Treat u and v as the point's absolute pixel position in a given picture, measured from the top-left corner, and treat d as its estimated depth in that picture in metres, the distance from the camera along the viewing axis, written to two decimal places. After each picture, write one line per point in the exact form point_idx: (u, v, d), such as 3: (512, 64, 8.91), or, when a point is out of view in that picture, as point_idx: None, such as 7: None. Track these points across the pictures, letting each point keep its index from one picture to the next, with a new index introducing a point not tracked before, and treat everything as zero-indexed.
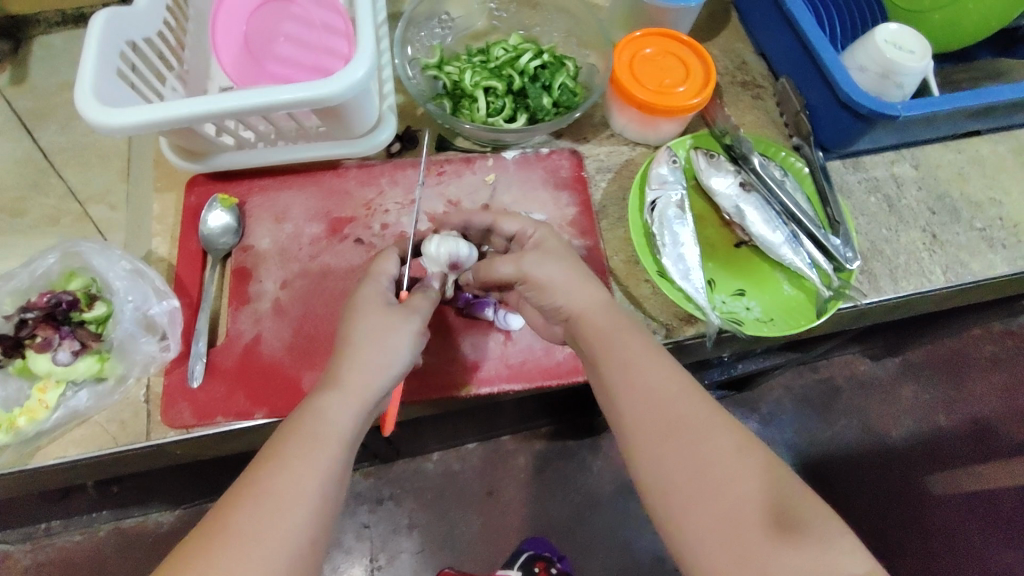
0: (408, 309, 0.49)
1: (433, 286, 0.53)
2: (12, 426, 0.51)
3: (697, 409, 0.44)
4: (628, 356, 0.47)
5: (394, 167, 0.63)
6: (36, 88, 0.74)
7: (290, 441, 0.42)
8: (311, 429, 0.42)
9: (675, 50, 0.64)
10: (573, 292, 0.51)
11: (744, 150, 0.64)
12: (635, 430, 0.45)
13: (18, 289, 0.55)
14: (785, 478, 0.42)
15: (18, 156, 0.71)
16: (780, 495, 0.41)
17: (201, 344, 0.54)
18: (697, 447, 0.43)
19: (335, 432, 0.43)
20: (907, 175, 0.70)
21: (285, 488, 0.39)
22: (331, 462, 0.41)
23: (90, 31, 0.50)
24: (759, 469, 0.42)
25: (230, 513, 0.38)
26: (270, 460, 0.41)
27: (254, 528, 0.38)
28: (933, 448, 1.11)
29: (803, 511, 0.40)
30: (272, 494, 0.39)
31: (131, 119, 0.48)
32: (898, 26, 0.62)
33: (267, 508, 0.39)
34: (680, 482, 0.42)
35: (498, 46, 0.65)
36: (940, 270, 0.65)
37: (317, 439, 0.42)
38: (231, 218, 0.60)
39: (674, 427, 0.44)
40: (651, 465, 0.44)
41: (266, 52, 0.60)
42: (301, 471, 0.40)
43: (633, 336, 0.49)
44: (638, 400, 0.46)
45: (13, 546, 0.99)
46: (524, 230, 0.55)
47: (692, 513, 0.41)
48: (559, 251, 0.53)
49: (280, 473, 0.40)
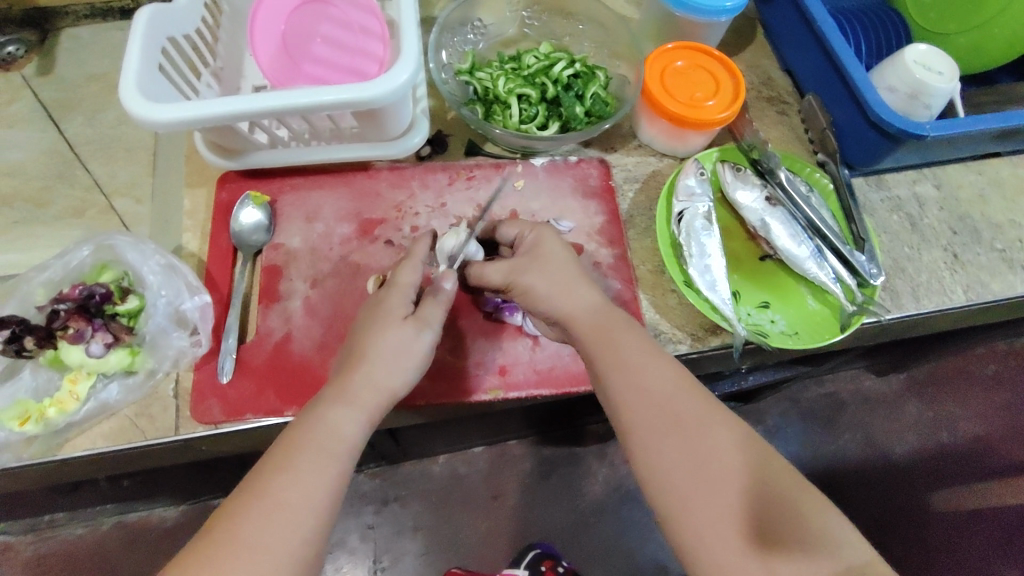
0: (419, 323, 0.49)
1: (445, 290, 0.50)
2: (41, 416, 0.50)
3: (697, 406, 0.45)
4: (626, 354, 0.48)
5: (424, 170, 0.64)
6: (64, 80, 0.74)
7: (272, 471, 0.42)
8: (297, 459, 0.42)
9: (704, 63, 0.64)
10: (582, 301, 0.51)
11: (771, 165, 0.65)
12: (636, 427, 0.45)
13: (51, 280, 0.55)
14: (780, 471, 0.43)
15: (45, 147, 0.71)
16: (777, 490, 0.42)
17: (231, 340, 0.54)
18: (699, 443, 0.44)
19: (320, 469, 0.42)
20: (929, 194, 0.71)
21: (258, 533, 0.39)
22: (312, 500, 0.41)
23: (135, 26, 0.51)
24: (754, 464, 0.43)
25: (240, 521, 0.39)
26: (245, 496, 0.41)
27: (267, 533, 0.39)
28: (935, 465, 1.11)
29: (800, 503, 0.42)
30: (279, 501, 0.40)
31: (175, 116, 0.48)
32: (927, 48, 0.63)
33: (235, 555, 0.38)
34: (680, 479, 0.43)
35: (530, 54, 0.66)
36: (961, 288, 0.66)
37: (302, 473, 0.41)
38: (262, 215, 0.60)
39: (675, 425, 0.45)
40: (652, 462, 0.44)
41: (303, 53, 0.61)
42: (275, 513, 0.40)
43: (630, 333, 0.49)
44: (637, 397, 0.46)
45: (16, 537, 0.98)
46: (522, 234, 0.55)
47: (693, 510, 0.42)
48: (560, 257, 0.53)
49: (256, 512, 0.40)
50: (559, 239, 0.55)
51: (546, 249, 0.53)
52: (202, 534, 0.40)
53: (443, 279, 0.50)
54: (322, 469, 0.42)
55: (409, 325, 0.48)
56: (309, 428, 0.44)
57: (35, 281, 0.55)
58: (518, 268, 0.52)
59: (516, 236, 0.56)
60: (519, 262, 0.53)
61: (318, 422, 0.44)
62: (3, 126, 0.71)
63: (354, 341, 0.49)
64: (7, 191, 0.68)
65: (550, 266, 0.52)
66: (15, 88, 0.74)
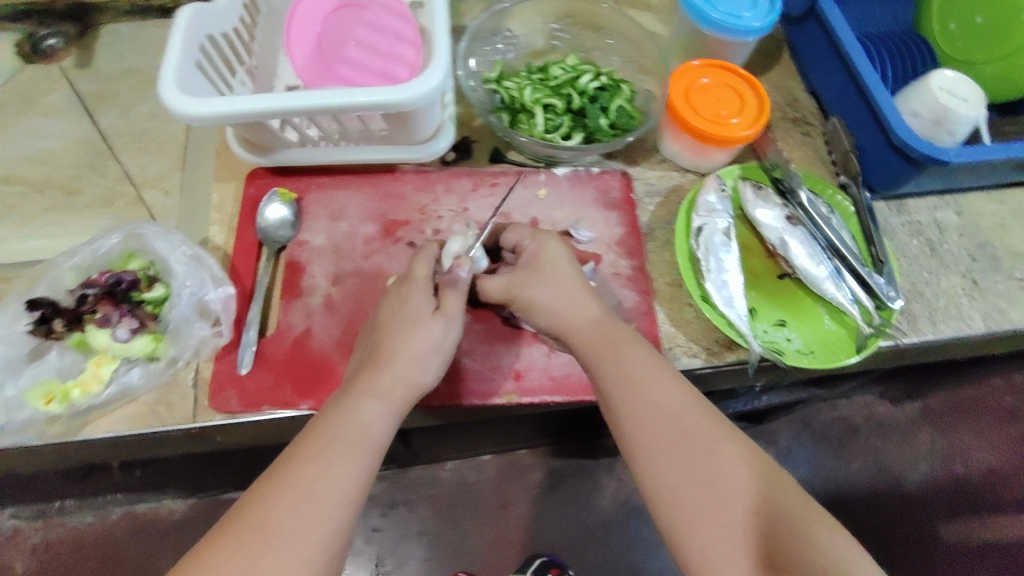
0: (447, 318, 0.50)
1: (461, 278, 0.51)
2: (66, 397, 0.52)
3: (704, 423, 0.46)
4: (630, 368, 0.48)
5: (449, 175, 0.65)
6: (101, 73, 0.76)
7: (298, 464, 0.42)
8: (324, 454, 0.42)
9: (731, 82, 0.65)
10: (585, 313, 0.52)
11: (792, 184, 0.66)
12: (641, 442, 0.46)
13: (80, 265, 0.57)
14: (786, 490, 0.43)
15: (79, 136, 0.72)
16: (784, 508, 0.42)
17: (251, 333, 0.55)
18: (705, 460, 0.44)
19: (347, 466, 0.43)
20: (950, 221, 0.71)
21: (292, 522, 0.39)
22: (344, 493, 0.42)
23: (177, 25, 0.53)
24: (760, 481, 0.43)
25: (274, 510, 0.40)
26: (273, 487, 0.41)
27: (299, 522, 0.40)
28: (945, 497, 1.10)
29: (808, 520, 0.42)
30: (309, 492, 0.41)
31: (210, 111, 0.50)
32: (953, 74, 0.64)
33: (269, 541, 0.39)
34: (686, 496, 0.43)
35: (558, 66, 0.67)
36: (978, 315, 0.66)
37: (329, 468, 0.42)
38: (289, 211, 0.61)
39: (681, 441, 0.45)
40: (658, 478, 0.44)
41: (337, 55, 0.62)
42: (312, 503, 0.40)
43: (634, 347, 0.50)
44: (643, 412, 0.46)
45: (25, 522, 0.99)
46: (522, 242, 0.56)
47: (699, 527, 0.42)
48: (559, 267, 0.53)
49: (290, 502, 0.40)
50: (557, 244, 0.55)
51: (546, 260, 0.54)
52: (225, 525, 0.40)
53: (458, 268, 0.51)
54: (348, 465, 0.43)
55: (438, 321, 0.50)
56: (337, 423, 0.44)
57: (64, 265, 0.56)
58: (518, 283, 0.53)
59: (517, 244, 0.56)
60: (518, 275, 0.53)
61: (334, 421, 0.45)
62: (42, 116, 0.73)
63: (375, 340, 0.50)
64: (40, 178, 0.70)
65: (550, 278, 0.53)
66: (53, 79, 0.76)
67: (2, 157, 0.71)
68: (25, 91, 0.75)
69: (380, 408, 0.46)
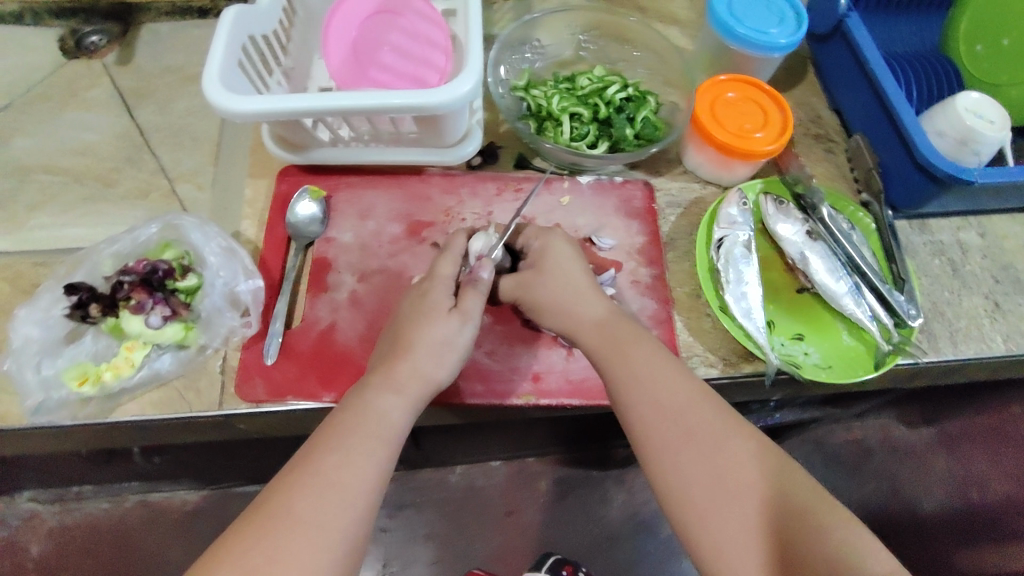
0: (462, 315, 0.51)
1: (483, 279, 0.52)
2: (98, 379, 0.54)
3: (712, 419, 0.47)
4: (636, 367, 0.49)
5: (474, 178, 0.66)
6: (140, 71, 0.79)
7: (317, 455, 0.43)
8: (344, 443, 0.44)
9: (755, 97, 0.66)
10: (593, 307, 0.53)
11: (814, 200, 0.66)
12: (651, 441, 0.47)
13: (119, 253, 0.59)
14: (798, 481, 0.44)
15: (117, 130, 0.75)
16: (795, 498, 0.43)
17: (278, 324, 0.57)
18: (714, 456, 0.45)
19: (367, 453, 0.44)
20: (973, 242, 0.71)
21: (312, 510, 0.41)
22: (362, 482, 0.43)
23: (221, 25, 0.55)
24: (769, 475, 0.44)
25: (294, 498, 0.41)
26: (295, 478, 0.42)
27: (319, 509, 0.41)
28: (959, 523, 1.07)
29: (820, 512, 0.42)
30: (329, 480, 0.42)
31: (249, 108, 0.52)
32: (979, 96, 0.64)
33: (290, 528, 0.40)
34: (697, 492, 0.44)
35: (585, 76, 0.69)
36: (1000, 337, 0.65)
37: (349, 458, 0.44)
38: (318, 208, 0.63)
39: (689, 438, 0.46)
40: (669, 475, 0.46)
41: (370, 59, 0.64)
42: (331, 491, 0.42)
43: (640, 346, 0.51)
44: (652, 411, 0.48)
45: (42, 506, 1.01)
46: (529, 242, 0.58)
47: (711, 523, 0.43)
48: (568, 264, 0.55)
49: (310, 490, 0.42)
50: (564, 238, 0.57)
51: (553, 261, 0.55)
52: (250, 513, 0.42)
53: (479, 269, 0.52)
54: (368, 452, 0.44)
55: (454, 317, 0.50)
56: (356, 411, 0.46)
57: (104, 252, 0.58)
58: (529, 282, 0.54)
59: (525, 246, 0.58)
60: (528, 274, 0.55)
61: (352, 410, 0.46)
62: (83, 110, 0.76)
63: (398, 333, 0.51)
64: (79, 169, 0.72)
65: (558, 274, 0.54)
66: (95, 75, 0.78)
67: (44, 147, 0.74)
68: (67, 86, 0.78)
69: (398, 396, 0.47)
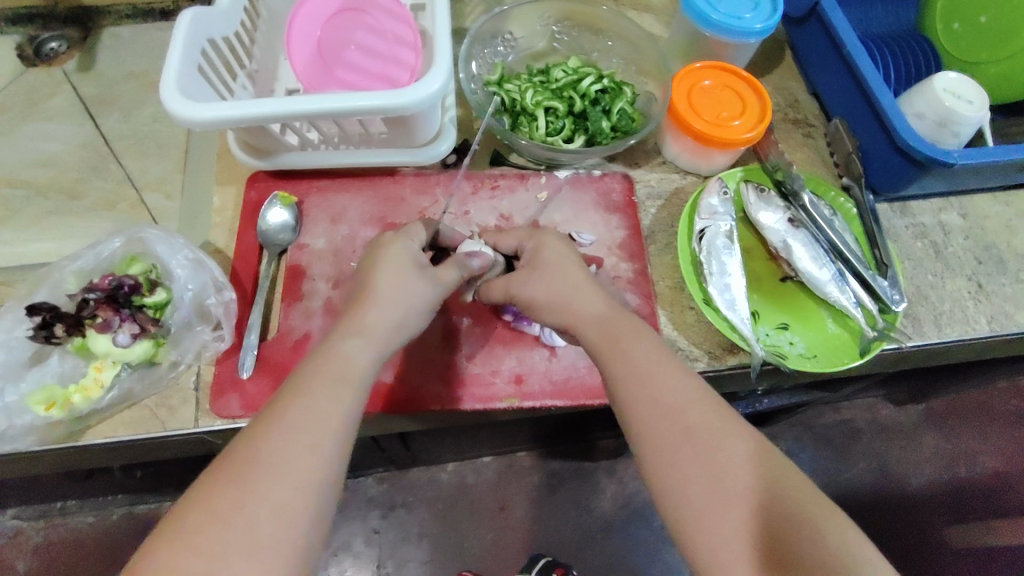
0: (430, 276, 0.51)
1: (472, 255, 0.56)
2: (66, 402, 0.52)
3: (712, 418, 0.44)
4: (637, 361, 0.47)
5: (449, 177, 0.65)
6: (103, 77, 0.76)
7: (274, 417, 0.40)
8: (285, 427, 0.39)
9: (732, 84, 0.64)
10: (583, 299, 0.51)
11: (795, 186, 0.65)
12: (647, 437, 0.44)
13: (82, 269, 0.57)
14: (797, 483, 0.41)
15: (80, 140, 0.72)
16: (793, 501, 0.40)
17: (252, 336, 0.56)
18: (713, 452, 0.42)
19: (328, 416, 0.40)
20: (954, 223, 0.71)
21: (283, 458, 0.38)
22: (334, 434, 0.40)
23: (178, 29, 0.53)
24: (766, 474, 0.41)
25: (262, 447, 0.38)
26: (234, 472, 0.37)
27: (285, 463, 0.38)
28: (950, 497, 1.10)
29: (819, 519, 0.39)
30: (299, 433, 0.39)
31: (212, 115, 0.50)
32: (957, 76, 0.63)
33: (257, 477, 0.37)
34: (693, 492, 0.41)
35: (559, 68, 0.67)
36: (984, 319, 0.65)
37: (295, 448, 0.38)
38: (290, 215, 0.61)
39: (687, 435, 0.43)
40: (665, 475, 0.42)
41: (337, 59, 0.62)
42: (301, 444, 0.39)
43: (642, 339, 0.48)
44: (650, 405, 0.45)
45: (27, 522, 0.99)
46: (522, 244, 0.57)
47: (707, 523, 0.40)
48: (565, 263, 0.53)
49: (280, 439, 0.39)
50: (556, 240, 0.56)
51: (548, 257, 0.54)
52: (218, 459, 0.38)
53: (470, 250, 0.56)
54: (318, 445, 0.39)
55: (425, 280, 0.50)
56: (309, 387, 0.41)
57: (66, 269, 0.57)
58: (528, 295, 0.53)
59: (517, 248, 0.57)
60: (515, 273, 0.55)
61: (298, 390, 0.41)
62: (45, 119, 0.73)
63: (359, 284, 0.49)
64: (42, 181, 0.70)
65: (557, 275, 0.53)
66: (55, 82, 0.76)
67: (4, 159, 0.71)
68: (27, 95, 0.75)
69: (354, 386, 0.43)
